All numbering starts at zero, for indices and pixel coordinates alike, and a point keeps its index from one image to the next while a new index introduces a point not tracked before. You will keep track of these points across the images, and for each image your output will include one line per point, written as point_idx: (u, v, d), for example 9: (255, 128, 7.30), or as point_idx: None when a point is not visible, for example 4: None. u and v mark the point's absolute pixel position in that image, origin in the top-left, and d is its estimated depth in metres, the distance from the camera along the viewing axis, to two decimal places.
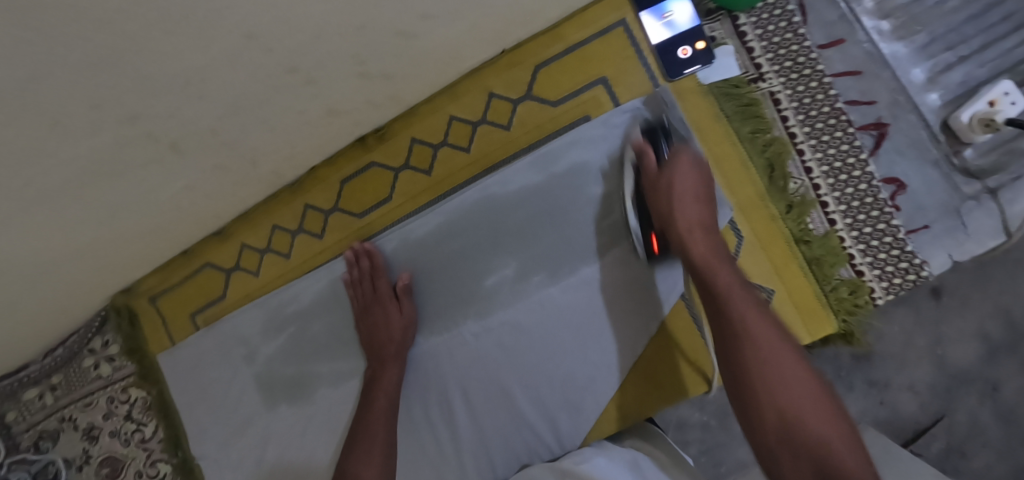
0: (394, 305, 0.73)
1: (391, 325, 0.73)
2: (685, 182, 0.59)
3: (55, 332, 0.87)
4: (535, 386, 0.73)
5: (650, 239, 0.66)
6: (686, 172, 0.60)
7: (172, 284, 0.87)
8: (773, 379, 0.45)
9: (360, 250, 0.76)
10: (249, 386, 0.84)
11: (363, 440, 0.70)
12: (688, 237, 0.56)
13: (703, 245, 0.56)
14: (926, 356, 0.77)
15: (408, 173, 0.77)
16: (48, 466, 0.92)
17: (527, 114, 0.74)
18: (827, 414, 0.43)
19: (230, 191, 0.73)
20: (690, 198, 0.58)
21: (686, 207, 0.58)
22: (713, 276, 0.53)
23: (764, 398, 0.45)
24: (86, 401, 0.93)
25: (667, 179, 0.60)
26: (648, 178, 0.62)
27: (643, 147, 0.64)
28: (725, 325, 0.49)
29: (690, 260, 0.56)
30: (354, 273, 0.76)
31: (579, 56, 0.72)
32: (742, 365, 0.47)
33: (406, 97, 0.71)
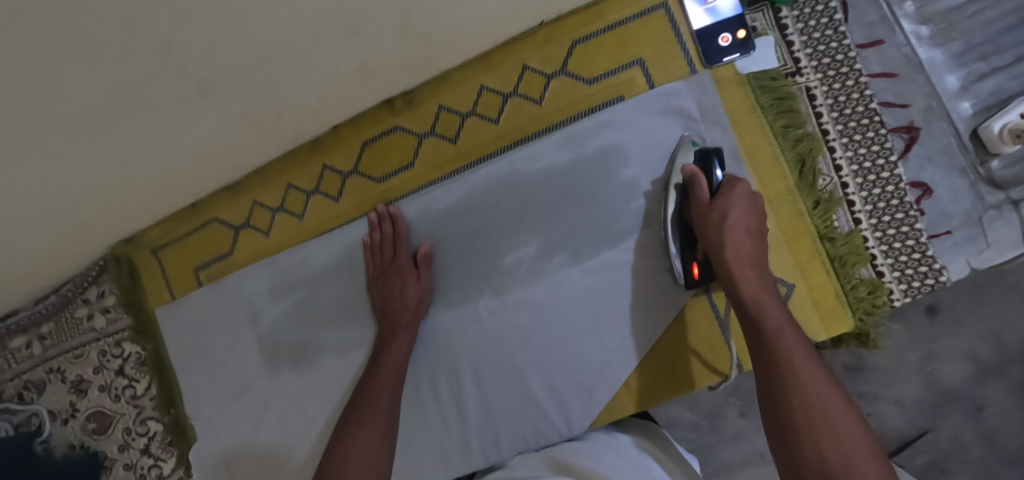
0: (415, 273, 0.72)
1: (408, 293, 0.72)
2: (740, 219, 0.60)
3: (50, 276, 0.84)
4: (548, 367, 0.72)
5: (692, 266, 0.66)
6: (741, 209, 0.60)
7: (177, 237, 0.85)
8: (825, 438, 0.45)
9: (383, 213, 0.75)
10: (250, 349, 0.82)
11: (366, 406, 0.68)
12: (740, 278, 0.57)
13: (755, 287, 0.57)
14: (915, 371, 0.77)
15: (433, 140, 0.75)
16: (32, 417, 0.89)
17: (560, 89, 0.73)
18: (876, 474, 0.43)
19: (251, 143, 0.70)
20: (743, 230, 0.59)
21: (739, 243, 0.58)
22: (763, 320, 0.54)
23: (811, 452, 0.45)
24: (76, 353, 0.89)
25: (720, 213, 0.60)
26: (698, 207, 0.62)
27: (696, 175, 0.63)
28: (776, 376, 0.50)
29: (740, 300, 0.57)
30: (376, 237, 0.75)
31: (618, 36, 0.72)
32: (792, 418, 0.47)
33: (439, 61, 0.70)
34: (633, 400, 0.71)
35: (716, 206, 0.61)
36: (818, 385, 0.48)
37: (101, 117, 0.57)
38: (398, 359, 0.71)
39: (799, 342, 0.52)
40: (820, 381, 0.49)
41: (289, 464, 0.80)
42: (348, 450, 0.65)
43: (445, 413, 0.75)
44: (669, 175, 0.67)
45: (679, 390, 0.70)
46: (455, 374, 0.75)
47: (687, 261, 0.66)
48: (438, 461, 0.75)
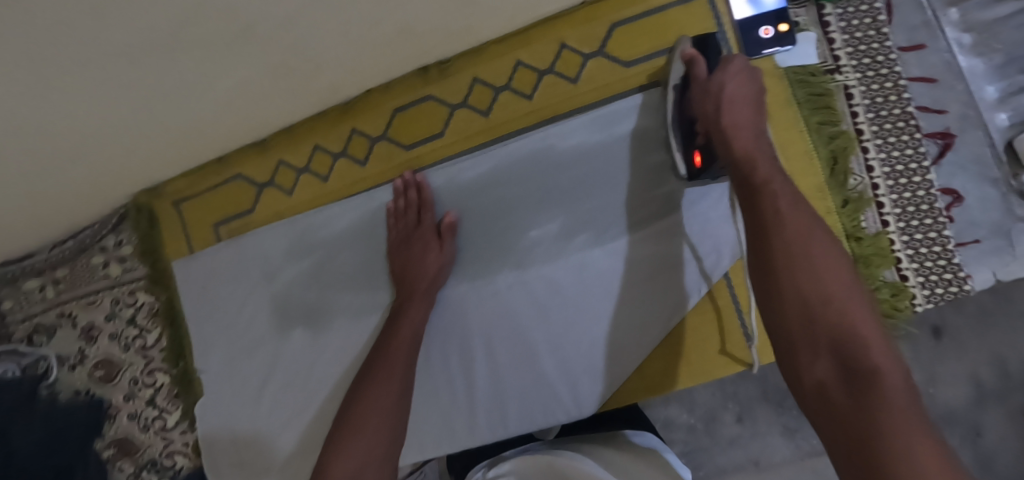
0: (436, 242, 0.72)
1: (428, 260, 0.71)
2: (738, 85, 0.57)
3: (72, 218, 0.84)
4: (562, 346, 0.71)
5: (692, 155, 0.63)
6: (737, 73, 0.57)
7: (200, 190, 0.85)
8: (810, 280, 0.43)
9: (409, 180, 0.74)
10: (263, 307, 0.82)
11: (382, 369, 0.68)
12: (735, 135, 0.54)
13: (750, 143, 0.53)
14: None
15: (465, 112, 0.75)
16: (39, 361, 0.89)
17: (596, 70, 0.73)
18: (858, 304, 0.41)
19: (282, 96, 0.70)
20: (740, 95, 0.56)
21: (735, 106, 0.56)
22: (754, 172, 0.51)
23: (789, 287, 0.43)
24: (89, 299, 0.90)
25: (718, 81, 0.58)
26: (695, 83, 0.61)
27: (694, 56, 0.62)
28: (759, 222, 0.47)
29: (730, 154, 0.54)
30: (400, 203, 0.75)
31: (659, 21, 0.72)
32: (773, 259, 0.45)
33: (479, 31, 0.70)
34: (645, 385, 0.71)
35: (713, 77, 0.58)
36: (807, 232, 0.45)
37: (131, 59, 0.54)
38: (411, 328, 0.70)
39: (788, 190, 0.49)
40: (807, 224, 0.46)
41: (291, 426, 0.80)
42: (362, 411, 0.66)
43: (455, 387, 0.74)
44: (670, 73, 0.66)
45: (693, 378, 0.70)
46: (466, 349, 0.74)
47: (688, 152, 0.64)
48: (441, 435, 0.75)
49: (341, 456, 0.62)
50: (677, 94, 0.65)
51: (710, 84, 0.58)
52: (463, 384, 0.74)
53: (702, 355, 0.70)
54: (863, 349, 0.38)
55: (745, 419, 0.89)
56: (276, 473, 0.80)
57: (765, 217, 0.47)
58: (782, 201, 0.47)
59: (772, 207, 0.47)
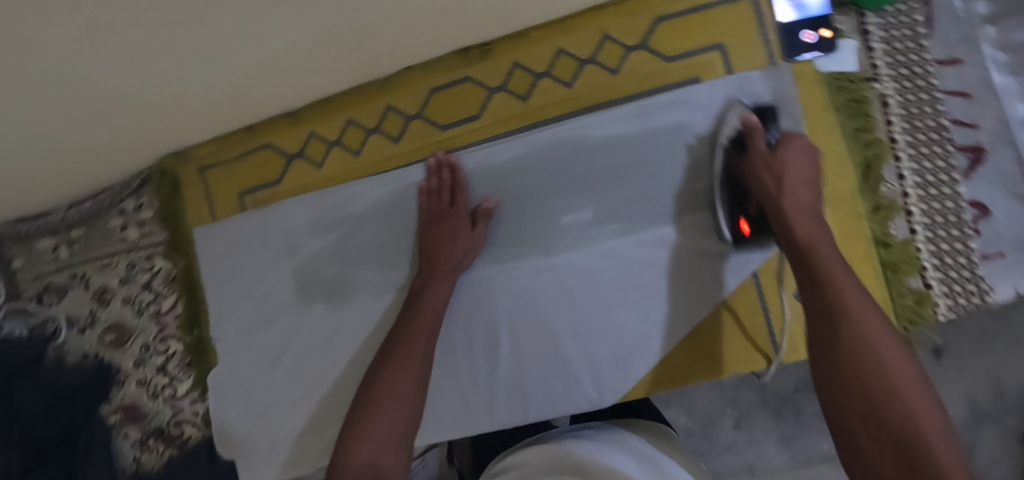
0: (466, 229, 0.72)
1: (456, 242, 0.71)
2: (796, 171, 0.60)
3: (94, 177, 0.83)
4: (587, 335, 0.72)
5: (738, 222, 0.67)
6: (797, 161, 0.61)
7: (228, 157, 0.84)
8: (878, 379, 0.45)
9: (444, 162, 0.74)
10: (284, 277, 0.81)
11: (399, 350, 0.68)
12: (792, 215, 0.57)
13: (808, 226, 0.56)
14: None
15: (503, 95, 0.75)
16: (48, 321, 0.88)
17: (638, 63, 0.73)
18: (923, 404, 0.44)
19: (322, 64, 0.69)
20: (799, 179, 0.59)
21: (797, 191, 0.58)
22: (816, 258, 0.53)
23: (854, 382, 0.46)
24: (104, 262, 0.88)
25: (779, 164, 0.61)
26: (752, 158, 0.63)
27: (754, 129, 0.64)
28: (825, 312, 0.50)
29: (791, 237, 0.56)
30: (433, 183, 0.75)
31: (702, 18, 0.72)
32: (838, 353, 0.48)
33: (525, 16, 0.70)
34: (667, 377, 0.71)
35: (772, 157, 0.61)
36: (871, 327, 0.48)
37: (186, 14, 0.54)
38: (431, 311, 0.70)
39: (854, 281, 0.51)
40: (871, 320, 0.48)
41: (304, 400, 0.79)
42: (378, 397, 0.66)
43: (476, 369, 0.74)
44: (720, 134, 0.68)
45: (714, 373, 0.71)
46: (490, 332, 0.74)
47: (733, 217, 0.67)
48: (456, 416, 0.74)
49: (363, 443, 0.62)
50: (726, 158, 0.67)
51: (770, 165, 0.61)
52: (483, 367, 0.74)
53: (727, 348, 0.70)
54: (925, 446, 0.41)
55: (743, 426, 0.89)
56: (285, 445, 0.80)
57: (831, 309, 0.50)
58: (847, 294, 0.50)
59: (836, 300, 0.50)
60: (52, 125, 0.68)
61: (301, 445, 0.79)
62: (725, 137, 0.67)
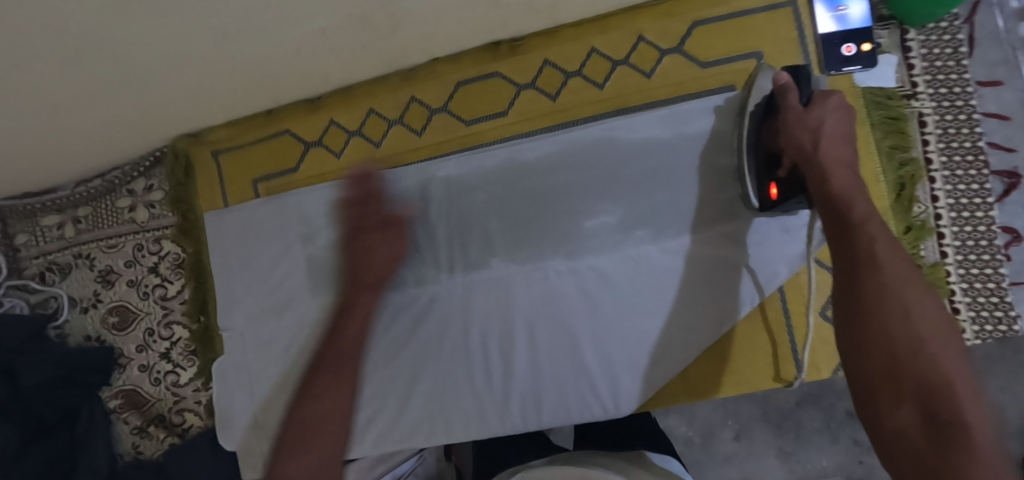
0: (377, 233, 0.68)
1: (377, 251, 0.68)
2: (835, 126, 0.55)
3: (106, 154, 0.80)
4: (606, 342, 0.70)
5: (769, 186, 0.62)
6: (837, 115, 0.55)
7: (244, 141, 0.82)
8: (909, 339, 0.42)
9: (355, 173, 0.68)
10: (297, 267, 0.79)
11: (329, 364, 0.61)
12: (829, 168, 0.52)
13: (844, 178, 0.52)
14: None
15: (531, 93, 0.74)
16: (50, 300, 0.86)
17: (672, 66, 0.71)
18: (953, 362, 0.41)
19: (353, 50, 0.67)
20: (838, 134, 0.55)
21: (833, 145, 0.54)
22: (852, 219, 0.49)
23: (879, 337, 0.43)
24: (110, 242, 0.86)
25: (816, 119, 0.55)
26: (788, 112, 0.57)
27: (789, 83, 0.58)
28: (854, 266, 0.47)
29: (823, 189, 0.52)
30: (355, 192, 0.69)
31: (741, 25, 0.70)
32: (860, 307, 0.45)
33: (561, 12, 0.68)
34: (685, 389, 0.70)
35: (810, 112, 0.56)
36: (905, 288, 0.45)
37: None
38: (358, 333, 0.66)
39: (889, 237, 0.48)
40: (908, 280, 0.45)
41: None
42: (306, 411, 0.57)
43: (491, 369, 0.73)
44: (749, 99, 0.65)
45: (734, 387, 0.69)
46: (508, 333, 0.72)
47: (763, 182, 0.63)
48: (470, 415, 0.73)
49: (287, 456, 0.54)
50: (753, 120, 0.64)
51: (806, 121, 0.56)
52: (500, 369, 0.73)
53: (748, 362, 0.69)
54: (952, 403, 0.39)
55: (743, 438, 0.89)
56: None
57: (866, 268, 0.46)
58: (885, 256, 0.46)
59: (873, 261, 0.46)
60: (66, 100, 0.65)
61: None
62: (754, 102, 0.65)
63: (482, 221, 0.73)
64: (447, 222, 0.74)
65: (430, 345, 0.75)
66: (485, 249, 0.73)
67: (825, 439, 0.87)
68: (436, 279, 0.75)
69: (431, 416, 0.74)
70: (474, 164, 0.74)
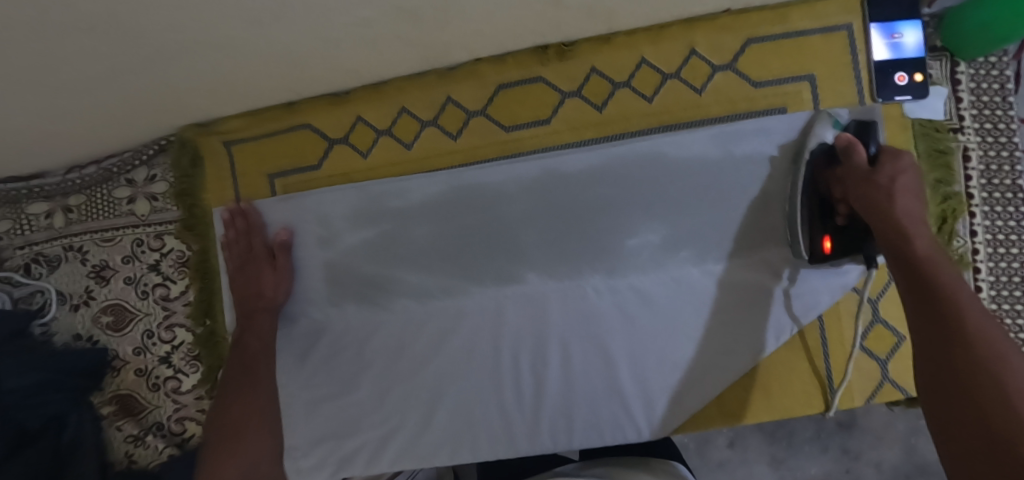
0: (269, 266, 0.72)
1: (263, 286, 0.71)
2: (909, 187, 0.56)
3: (108, 138, 0.74)
4: (641, 364, 0.68)
5: (821, 239, 0.63)
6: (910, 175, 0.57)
7: (259, 133, 0.75)
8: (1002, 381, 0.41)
9: (230, 208, 0.74)
10: (315, 270, 0.74)
11: (241, 366, 0.69)
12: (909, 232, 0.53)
13: (922, 241, 0.53)
14: (899, 440, 0.87)
15: (576, 102, 0.70)
16: (35, 294, 0.80)
17: (723, 83, 0.69)
18: None
19: (399, 45, 0.62)
20: (911, 195, 0.55)
21: (906, 202, 0.55)
22: (934, 280, 0.49)
23: (969, 401, 0.42)
24: (106, 236, 0.80)
25: (888, 177, 0.56)
26: (854, 172, 0.58)
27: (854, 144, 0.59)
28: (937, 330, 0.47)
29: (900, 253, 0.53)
30: (230, 234, 0.74)
31: (795, 45, 0.69)
32: (949, 367, 0.44)
33: (618, 19, 0.64)
34: (722, 414, 0.69)
35: (883, 172, 0.57)
36: (997, 346, 0.44)
37: None
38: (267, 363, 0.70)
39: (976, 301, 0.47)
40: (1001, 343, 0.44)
41: (328, 405, 0.74)
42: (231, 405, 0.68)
43: (521, 387, 0.70)
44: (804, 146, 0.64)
45: (766, 415, 0.69)
46: (542, 350, 0.70)
47: (817, 235, 0.63)
48: (496, 434, 0.70)
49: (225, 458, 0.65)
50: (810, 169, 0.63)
51: (880, 179, 0.56)
52: (530, 387, 0.70)
53: (783, 388, 0.69)
54: None
55: (737, 444, 0.90)
56: (301, 452, 0.74)
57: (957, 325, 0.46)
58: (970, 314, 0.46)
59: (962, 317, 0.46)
60: (66, 78, 0.59)
61: (318, 454, 0.74)
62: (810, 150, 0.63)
63: (516, 233, 0.70)
64: (483, 232, 0.70)
65: (455, 360, 0.71)
66: (519, 263, 0.70)
67: (816, 448, 0.88)
68: (468, 291, 0.71)
69: (456, 436, 0.71)
70: (511, 171, 0.70)
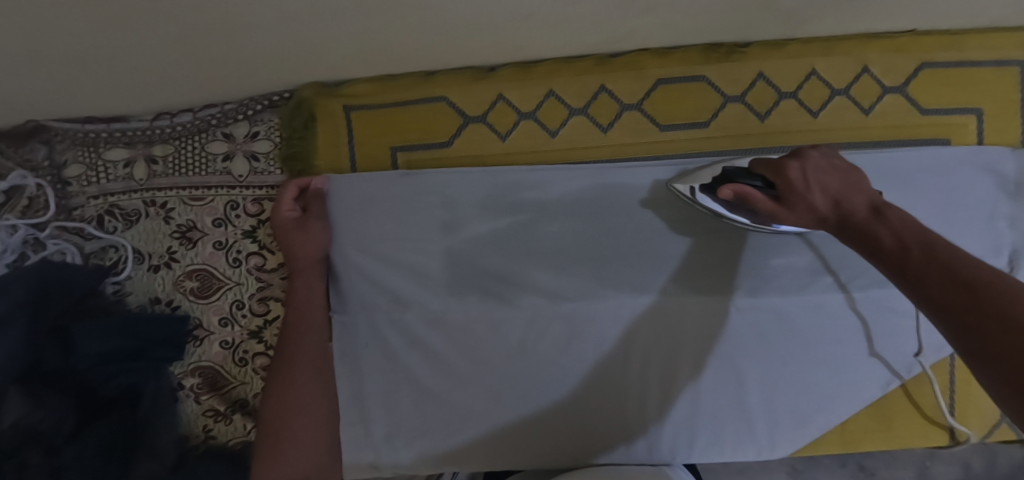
0: (291, 224, 0.65)
1: (302, 253, 0.65)
2: (824, 178, 0.52)
3: (220, 82, 0.66)
4: (772, 386, 0.67)
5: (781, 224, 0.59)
6: (821, 171, 0.52)
7: (385, 101, 0.68)
8: (996, 329, 0.38)
9: (292, 185, 0.67)
10: (435, 259, 0.67)
11: (281, 361, 0.66)
12: (848, 231, 0.51)
13: (876, 224, 0.49)
14: (914, 461, 0.91)
15: (740, 108, 0.66)
16: (109, 249, 0.74)
17: (892, 106, 0.66)
18: None
19: (595, 18, 0.57)
20: (834, 191, 0.52)
21: (846, 200, 0.51)
22: (907, 260, 0.46)
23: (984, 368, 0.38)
24: (195, 194, 0.73)
25: (804, 192, 0.52)
26: (774, 216, 0.54)
27: (743, 188, 0.55)
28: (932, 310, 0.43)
29: (865, 246, 0.50)
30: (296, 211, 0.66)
31: (965, 75, 0.66)
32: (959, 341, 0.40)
33: (808, 18, 0.61)
34: (843, 440, 0.70)
35: (787, 196, 0.53)
36: (1002, 300, 0.39)
37: None
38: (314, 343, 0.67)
39: (954, 261, 0.44)
40: (997, 295, 0.40)
41: (433, 400, 0.69)
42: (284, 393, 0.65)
43: (646, 397, 0.68)
44: (690, 182, 0.63)
45: (889, 443, 0.70)
46: (672, 362, 0.67)
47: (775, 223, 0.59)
48: (612, 440, 0.69)
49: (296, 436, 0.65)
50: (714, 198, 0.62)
51: (793, 200, 0.52)
52: (657, 398, 0.68)
53: (902, 417, 0.70)
54: None
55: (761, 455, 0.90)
56: (401, 442, 0.70)
57: (937, 297, 0.43)
58: (943, 281, 0.43)
59: (934, 287, 0.43)
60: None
61: (419, 446, 0.70)
62: (704, 180, 0.63)
63: (660, 241, 0.66)
64: (627, 234, 0.66)
65: (580, 364, 0.68)
66: (658, 271, 0.67)
67: (834, 463, 0.90)
68: (601, 296, 0.67)
69: (564, 437, 0.69)
70: (665, 175, 0.66)
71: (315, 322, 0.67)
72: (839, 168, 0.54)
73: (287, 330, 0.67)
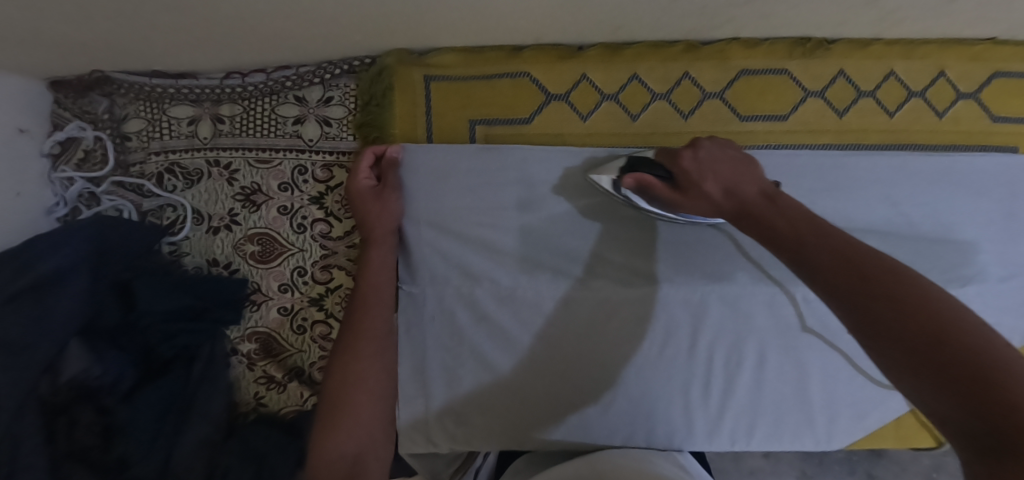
0: (370, 194, 0.64)
1: (376, 224, 0.64)
2: (716, 166, 0.53)
3: (305, 45, 0.65)
4: (834, 379, 0.68)
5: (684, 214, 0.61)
6: (716, 161, 0.53)
7: (467, 74, 0.67)
8: (890, 311, 0.38)
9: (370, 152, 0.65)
10: (510, 235, 0.67)
11: (348, 335, 0.64)
12: (739, 218, 0.51)
13: (764, 210, 0.49)
14: (922, 472, 0.92)
15: (820, 104, 0.67)
16: (166, 208, 0.72)
17: (965, 112, 0.68)
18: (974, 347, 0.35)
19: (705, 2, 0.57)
20: (728, 178, 0.52)
21: (742, 187, 0.51)
22: (800, 247, 0.45)
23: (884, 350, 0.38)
24: (262, 156, 0.71)
25: (700, 181, 0.52)
26: (674, 204, 0.55)
27: (643, 177, 0.56)
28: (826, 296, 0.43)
29: (757, 233, 0.49)
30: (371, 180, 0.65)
31: None
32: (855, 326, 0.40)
33: (901, 20, 0.62)
34: (898, 434, 0.73)
35: (684, 186, 0.53)
36: (890, 283, 0.40)
37: None
38: (383, 316, 0.65)
39: (838, 246, 0.44)
40: (885, 278, 0.40)
41: (497, 379, 0.68)
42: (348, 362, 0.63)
43: (709, 385, 0.68)
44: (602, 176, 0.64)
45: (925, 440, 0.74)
46: (738, 350, 0.68)
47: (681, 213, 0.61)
48: (675, 429, 0.69)
49: (358, 408, 0.62)
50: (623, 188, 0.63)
51: (689, 188, 0.53)
52: (719, 387, 0.68)
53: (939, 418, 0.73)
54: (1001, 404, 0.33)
55: (772, 455, 0.90)
56: (460, 419, 0.69)
57: (829, 281, 0.42)
58: (832, 266, 0.42)
59: (827, 271, 0.43)
60: None
61: (483, 424, 0.69)
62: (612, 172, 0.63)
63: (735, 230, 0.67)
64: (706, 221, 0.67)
65: (647, 349, 0.67)
66: (730, 260, 0.67)
67: (844, 468, 0.90)
68: (673, 281, 0.67)
69: (622, 422, 0.68)
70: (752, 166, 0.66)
71: (383, 295, 0.66)
72: (732, 156, 0.54)
73: (356, 301, 0.65)
